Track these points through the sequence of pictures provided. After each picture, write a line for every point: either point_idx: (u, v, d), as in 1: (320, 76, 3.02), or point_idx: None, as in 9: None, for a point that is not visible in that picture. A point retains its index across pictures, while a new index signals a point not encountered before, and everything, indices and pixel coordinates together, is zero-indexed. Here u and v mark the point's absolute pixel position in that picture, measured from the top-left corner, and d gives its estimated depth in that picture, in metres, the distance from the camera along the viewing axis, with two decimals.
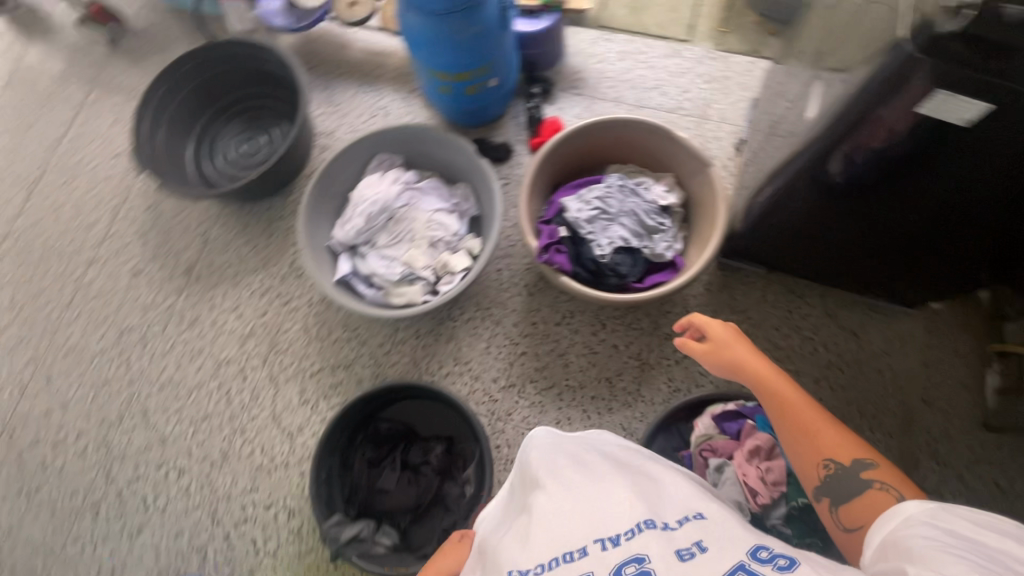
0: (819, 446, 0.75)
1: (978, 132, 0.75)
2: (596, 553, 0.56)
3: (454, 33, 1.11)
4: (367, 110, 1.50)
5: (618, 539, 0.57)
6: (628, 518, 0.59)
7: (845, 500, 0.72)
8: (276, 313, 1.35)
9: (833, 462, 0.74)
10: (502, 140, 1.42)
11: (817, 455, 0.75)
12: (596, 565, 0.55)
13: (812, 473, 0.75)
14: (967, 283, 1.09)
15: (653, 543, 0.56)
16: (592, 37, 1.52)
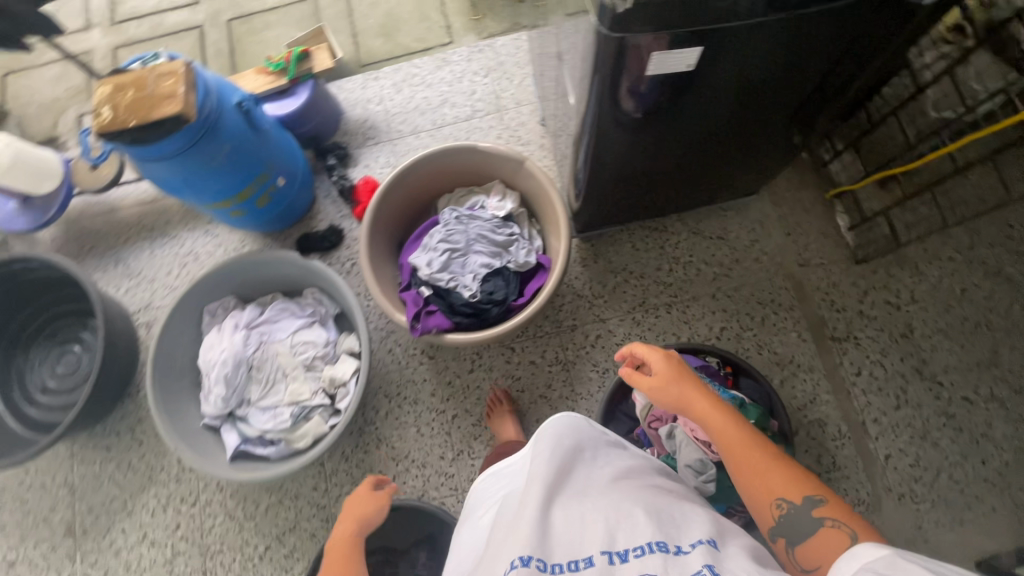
0: (772, 486, 0.65)
1: (724, 66, 0.76)
2: (602, 566, 0.49)
3: (208, 161, 0.99)
4: (174, 262, 1.35)
5: (626, 555, 0.50)
6: (640, 534, 0.51)
7: (800, 542, 0.63)
8: (191, 518, 1.20)
9: (786, 502, 0.64)
10: (327, 225, 1.33)
11: (770, 495, 0.65)
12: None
13: (766, 514, 0.65)
14: (788, 161, 1.15)
15: (664, 562, 0.48)
16: (361, 82, 1.45)
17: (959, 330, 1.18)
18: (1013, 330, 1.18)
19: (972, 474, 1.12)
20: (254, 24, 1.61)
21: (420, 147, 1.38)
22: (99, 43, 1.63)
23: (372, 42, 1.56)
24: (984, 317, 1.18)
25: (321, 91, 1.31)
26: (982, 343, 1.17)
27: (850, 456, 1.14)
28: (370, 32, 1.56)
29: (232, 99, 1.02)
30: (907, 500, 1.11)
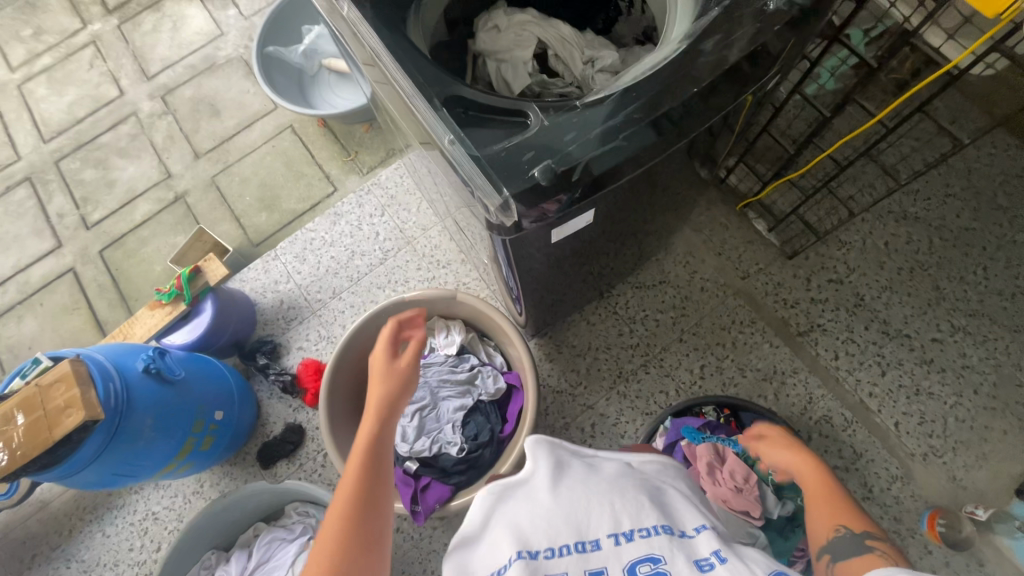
0: (834, 512, 0.67)
1: None
2: (608, 551, 0.44)
3: (134, 443, 0.90)
4: (132, 533, 1.21)
5: (632, 535, 0.44)
6: (644, 515, 0.46)
7: (844, 558, 0.61)
8: None
9: (846, 526, 0.64)
10: (283, 426, 1.24)
11: (831, 519, 0.66)
12: (609, 562, 0.43)
13: (821, 531, 0.66)
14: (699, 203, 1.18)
15: (671, 543, 0.44)
16: (262, 265, 1.39)
17: (901, 281, 1.24)
18: (943, 262, 1.25)
19: (973, 408, 1.16)
20: (128, 245, 1.52)
21: (346, 308, 1.33)
22: None
23: (258, 220, 1.51)
24: (914, 260, 1.25)
25: (226, 296, 1.24)
26: (923, 285, 1.24)
27: (865, 438, 1.15)
28: (252, 211, 1.52)
29: (136, 367, 0.93)
30: (932, 458, 1.13)
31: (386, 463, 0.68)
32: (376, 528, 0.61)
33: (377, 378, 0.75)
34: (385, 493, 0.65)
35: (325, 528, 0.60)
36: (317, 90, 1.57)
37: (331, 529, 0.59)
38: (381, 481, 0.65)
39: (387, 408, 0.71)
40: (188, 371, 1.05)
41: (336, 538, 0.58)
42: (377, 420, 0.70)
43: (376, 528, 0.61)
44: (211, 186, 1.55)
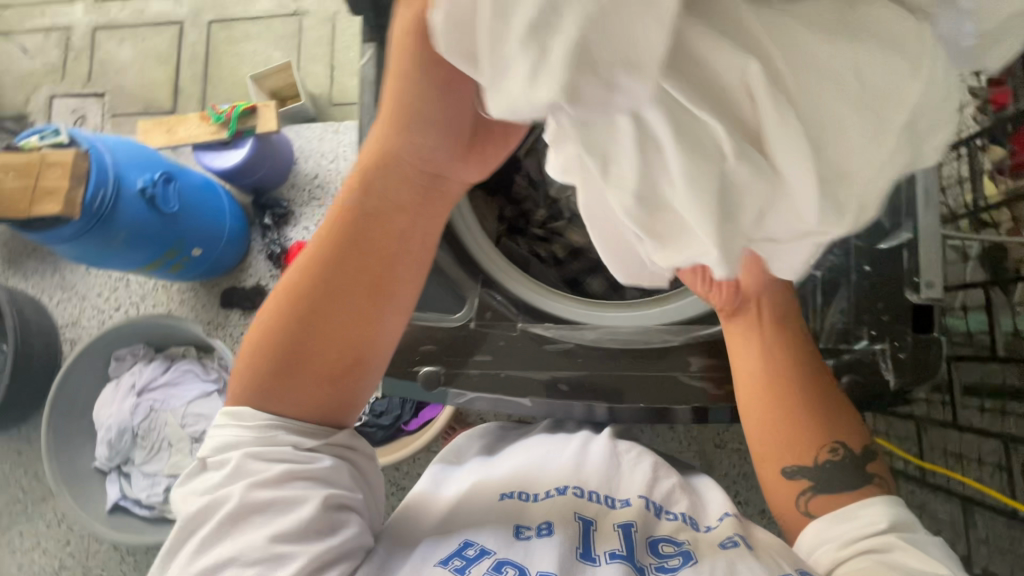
0: (823, 427, 0.62)
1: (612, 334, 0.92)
2: (639, 511, 0.67)
3: (106, 245, 0.96)
4: (106, 284, 1.36)
5: (659, 510, 0.68)
6: (675, 504, 0.69)
7: (829, 494, 0.60)
8: (78, 538, 1.27)
9: (841, 444, 0.61)
10: (254, 282, 1.31)
11: (824, 437, 0.62)
12: (635, 519, 0.65)
13: (807, 447, 0.62)
14: None
15: (688, 528, 0.65)
16: (319, 132, 1.36)
17: None
18: None
19: None
20: (234, 33, 1.51)
21: None
22: (79, 21, 1.57)
23: (348, 82, 1.45)
24: None
25: (269, 147, 1.25)
26: None
27: None
28: (349, 70, 1.46)
29: (136, 184, 0.98)
30: None
31: (396, 261, 0.58)
32: (341, 353, 0.57)
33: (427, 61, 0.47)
34: (353, 319, 0.57)
35: (266, 349, 0.57)
36: None
37: (262, 377, 0.56)
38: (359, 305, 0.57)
39: (438, 163, 0.55)
40: (190, 203, 1.08)
41: (270, 366, 0.57)
42: (368, 257, 0.57)
43: (335, 355, 0.57)
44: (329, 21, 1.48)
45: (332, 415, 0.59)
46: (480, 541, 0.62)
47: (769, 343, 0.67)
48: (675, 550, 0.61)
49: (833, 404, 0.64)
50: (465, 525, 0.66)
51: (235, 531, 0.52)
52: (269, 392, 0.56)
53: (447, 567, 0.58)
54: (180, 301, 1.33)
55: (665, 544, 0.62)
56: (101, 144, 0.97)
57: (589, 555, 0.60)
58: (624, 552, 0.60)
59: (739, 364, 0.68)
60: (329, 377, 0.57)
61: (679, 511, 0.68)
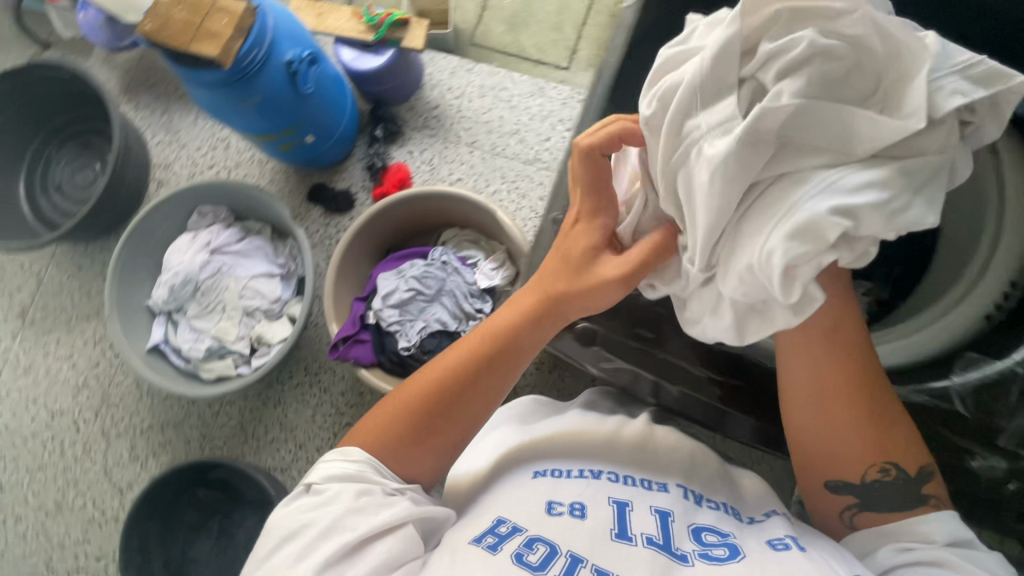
0: (881, 446, 0.62)
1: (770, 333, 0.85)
2: (676, 500, 0.69)
3: (238, 103, 0.98)
4: (207, 140, 1.38)
5: (700, 503, 0.70)
6: (714, 495, 0.72)
7: (874, 512, 0.62)
8: (107, 365, 1.32)
9: (896, 469, 0.61)
10: (344, 187, 1.32)
11: (878, 457, 0.62)
12: (675, 509, 0.67)
13: (861, 467, 0.62)
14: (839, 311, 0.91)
15: (732, 522, 0.67)
16: (452, 65, 1.36)
17: None
18: None
19: None
20: None
21: (466, 163, 1.31)
22: None
23: (493, 27, 1.44)
24: None
25: (405, 63, 1.25)
26: None
27: None
28: (498, 16, 1.44)
29: (285, 55, 0.99)
30: None
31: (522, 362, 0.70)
32: (460, 433, 0.68)
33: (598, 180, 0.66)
34: (482, 402, 0.69)
35: (406, 411, 0.66)
36: None
37: (397, 431, 0.66)
38: (484, 398, 0.68)
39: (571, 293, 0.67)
40: (321, 91, 1.10)
41: (407, 428, 0.66)
42: (506, 357, 0.69)
43: (452, 433, 0.67)
44: None
45: (427, 481, 0.68)
46: (512, 519, 0.64)
47: (830, 367, 0.61)
48: (720, 542, 0.62)
49: (890, 423, 0.62)
50: (495, 502, 0.68)
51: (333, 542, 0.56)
52: (400, 449, 0.65)
53: (480, 544, 0.59)
54: (270, 180, 1.35)
55: (709, 534, 0.64)
56: (267, 6, 0.98)
57: (625, 535, 0.62)
58: (661, 540, 0.61)
59: (792, 383, 0.64)
60: (449, 441, 0.68)
61: (718, 502, 0.71)
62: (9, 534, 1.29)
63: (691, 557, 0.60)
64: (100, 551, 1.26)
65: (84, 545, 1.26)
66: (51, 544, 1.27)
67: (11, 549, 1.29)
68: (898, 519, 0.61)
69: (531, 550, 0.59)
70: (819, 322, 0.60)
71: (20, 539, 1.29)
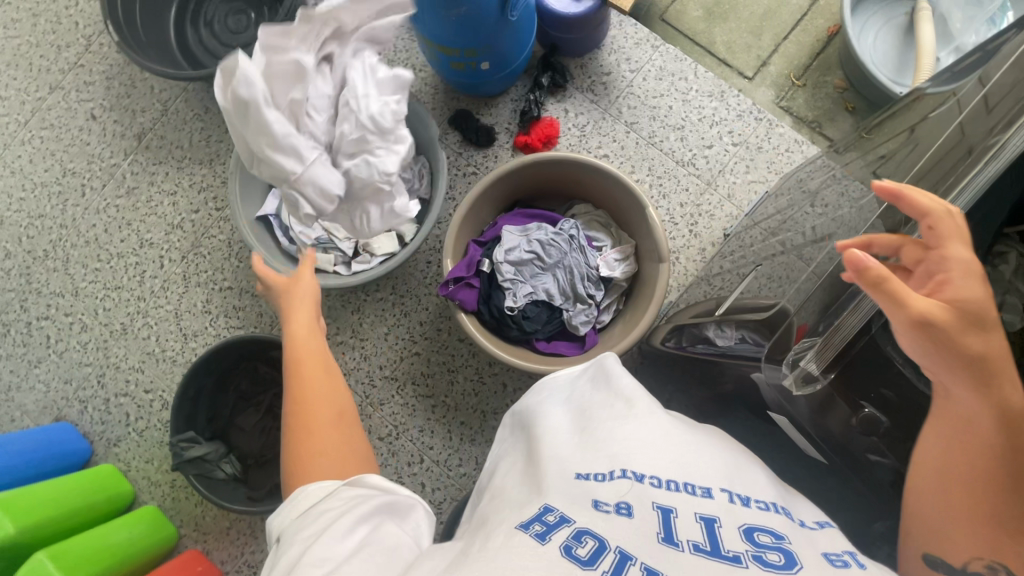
0: (1002, 540, 0.51)
1: None
2: (723, 503, 0.52)
3: (441, 10, 0.93)
4: None
5: (747, 501, 0.53)
6: (759, 493, 0.55)
7: None
8: (207, 215, 1.32)
9: (1003, 566, 0.50)
10: (489, 123, 1.27)
11: (983, 548, 0.51)
12: (722, 514, 0.50)
13: (965, 555, 0.52)
14: None
15: (788, 526, 0.51)
16: (638, 36, 1.27)
17: None
18: None
19: None
20: None
21: (618, 142, 1.25)
22: None
23: (691, 8, 1.34)
24: None
25: (600, 19, 1.18)
26: None
27: None
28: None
29: None
30: None
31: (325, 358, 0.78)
32: (333, 409, 0.71)
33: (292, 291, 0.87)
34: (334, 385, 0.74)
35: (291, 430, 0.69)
36: (872, 11, 1.27)
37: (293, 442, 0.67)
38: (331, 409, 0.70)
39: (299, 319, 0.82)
40: (519, 25, 1.05)
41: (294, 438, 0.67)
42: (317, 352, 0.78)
43: (327, 415, 0.70)
44: None
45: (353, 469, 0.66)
46: (562, 511, 0.50)
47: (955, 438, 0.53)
48: (774, 545, 0.47)
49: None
50: (510, 515, 0.52)
51: (329, 535, 0.50)
52: (303, 453, 0.65)
53: (526, 532, 0.48)
54: (417, 90, 1.30)
55: (761, 539, 0.48)
56: None
57: (671, 540, 0.47)
58: (709, 548, 0.46)
59: (921, 446, 0.56)
60: (337, 419, 0.70)
61: (768, 501, 0.54)
62: (71, 339, 1.33)
63: (744, 558, 0.45)
64: (149, 385, 1.29)
65: (136, 374, 1.30)
66: (107, 362, 1.31)
67: (69, 353, 1.33)
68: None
69: (581, 543, 0.46)
70: (965, 402, 0.53)
71: (80, 347, 1.33)
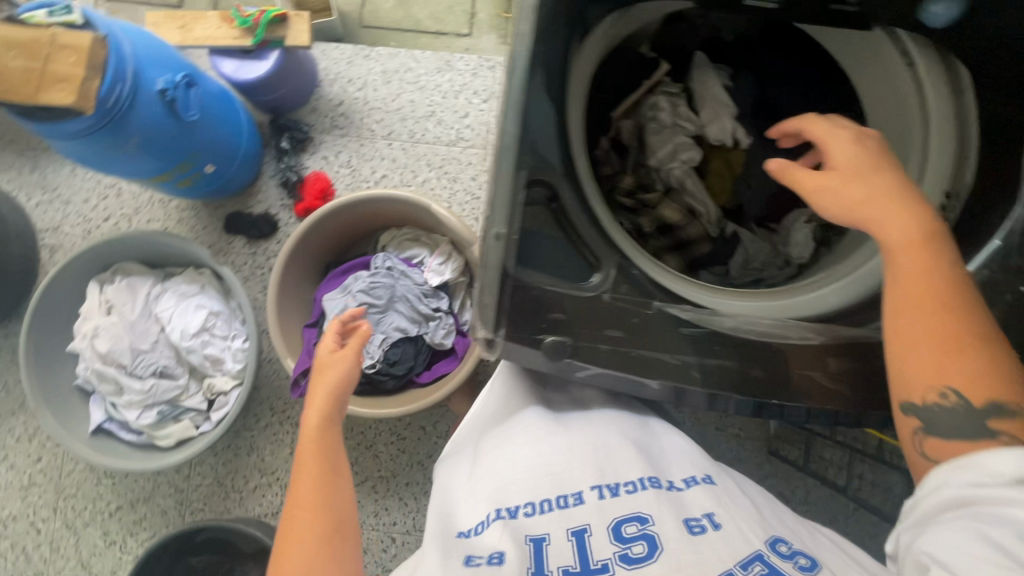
0: (945, 364, 0.50)
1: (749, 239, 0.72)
2: (594, 505, 0.55)
3: (114, 148, 0.86)
4: (95, 190, 1.24)
5: (616, 492, 0.56)
6: (626, 473, 0.59)
7: (945, 436, 0.50)
8: (52, 455, 1.21)
9: (956, 391, 0.49)
10: (263, 209, 1.22)
11: (936, 378, 0.50)
12: (593, 518, 0.54)
13: (915, 388, 0.52)
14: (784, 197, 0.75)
15: (654, 499, 0.55)
16: (347, 54, 1.25)
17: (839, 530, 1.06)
18: None
19: None
20: None
21: (387, 157, 1.23)
22: None
23: (382, 2, 1.33)
24: None
25: (295, 62, 1.13)
26: None
27: None
28: None
29: (154, 85, 0.86)
30: None
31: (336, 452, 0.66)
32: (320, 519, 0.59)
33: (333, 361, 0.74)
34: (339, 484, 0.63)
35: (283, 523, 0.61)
36: None
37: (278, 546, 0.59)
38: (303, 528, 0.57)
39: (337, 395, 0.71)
40: (209, 113, 0.98)
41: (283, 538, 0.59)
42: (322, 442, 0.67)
43: (316, 516, 0.59)
44: None
45: None
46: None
47: (925, 262, 0.54)
48: (639, 536, 0.52)
49: (989, 342, 0.50)
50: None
51: None
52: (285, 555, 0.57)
53: None
54: (179, 219, 1.23)
55: (627, 530, 0.53)
56: (119, 30, 0.84)
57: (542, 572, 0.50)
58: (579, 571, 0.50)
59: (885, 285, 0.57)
60: (327, 522, 0.59)
61: (637, 480, 0.58)
62: None
63: (611, 565, 0.50)
64: None
65: None
66: None
67: None
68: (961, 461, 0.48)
69: None
70: (903, 225, 0.56)
71: None
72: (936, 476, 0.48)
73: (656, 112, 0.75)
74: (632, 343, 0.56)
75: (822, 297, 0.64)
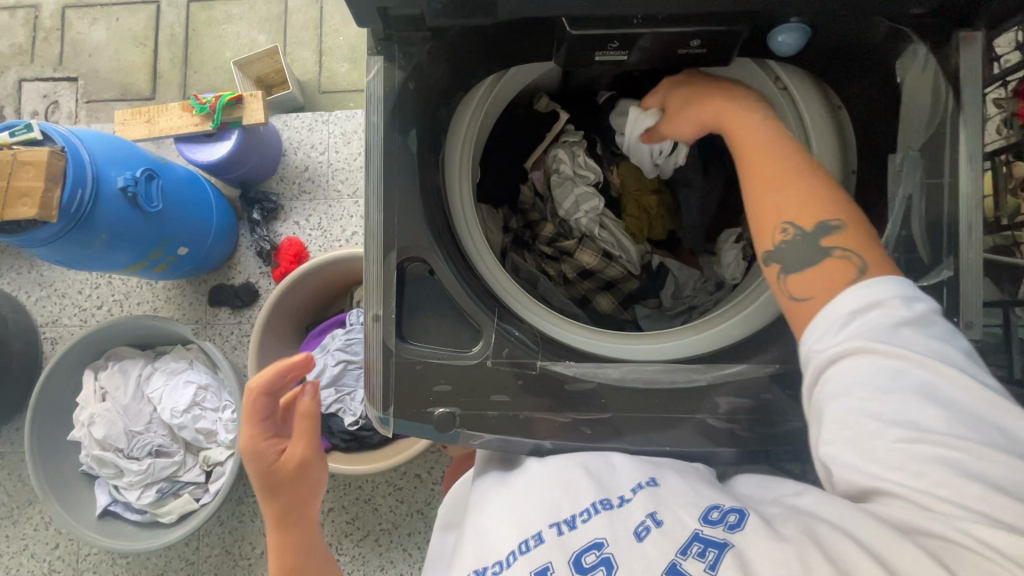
0: (779, 206, 0.55)
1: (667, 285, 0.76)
2: (552, 543, 0.49)
3: (85, 249, 0.92)
4: (87, 281, 1.30)
5: (573, 522, 0.51)
6: (581, 500, 0.53)
7: (796, 273, 0.54)
8: (68, 541, 1.24)
9: (792, 226, 0.54)
10: (243, 280, 1.27)
11: (774, 219, 0.55)
12: (553, 555, 0.48)
13: (765, 238, 0.56)
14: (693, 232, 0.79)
15: (609, 521, 0.50)
16: (306, 122, 1.30)
17: None
18: None
19: None
20: (214, 15, 1.45)
21: (355, 216, 1.27)
22: None
23: (337, 67, 1.40)
24: None
25: (255, 140, 1.18)
26: None
27: None
28: (337, 56, 1.40)
29: (115, 183, 0.93)
30: None
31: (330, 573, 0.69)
32: None
33: (292, 484, 0.65)
34: None
35: None
36: None
37: None
38: None
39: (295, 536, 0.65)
40: (174, 201, 1.03)
41: None
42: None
43: None
44: (316, 3, 1.42)
45: None
46: None
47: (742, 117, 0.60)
48: (599, 565, 0.47)
49: (804, 167, 0.56)
50: None
51: None
52: None
53: None
54: (166, 298, 1.28)
55: (588, 562, 0.48)
56: (78, 140, 0.90)
57: None
58: None
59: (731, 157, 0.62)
60: None
61: (589, 506, 0.52)
62: None
63: None
64: None
65: None
66: None
67: None
68: (822, 297, 0.51)
69: None
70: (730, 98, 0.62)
71: None
72: (805, 346, 0.51)
73: (558, 164, 0.77)
74: (517, 402, 0.61)
75: (721, 330, 0.66)
